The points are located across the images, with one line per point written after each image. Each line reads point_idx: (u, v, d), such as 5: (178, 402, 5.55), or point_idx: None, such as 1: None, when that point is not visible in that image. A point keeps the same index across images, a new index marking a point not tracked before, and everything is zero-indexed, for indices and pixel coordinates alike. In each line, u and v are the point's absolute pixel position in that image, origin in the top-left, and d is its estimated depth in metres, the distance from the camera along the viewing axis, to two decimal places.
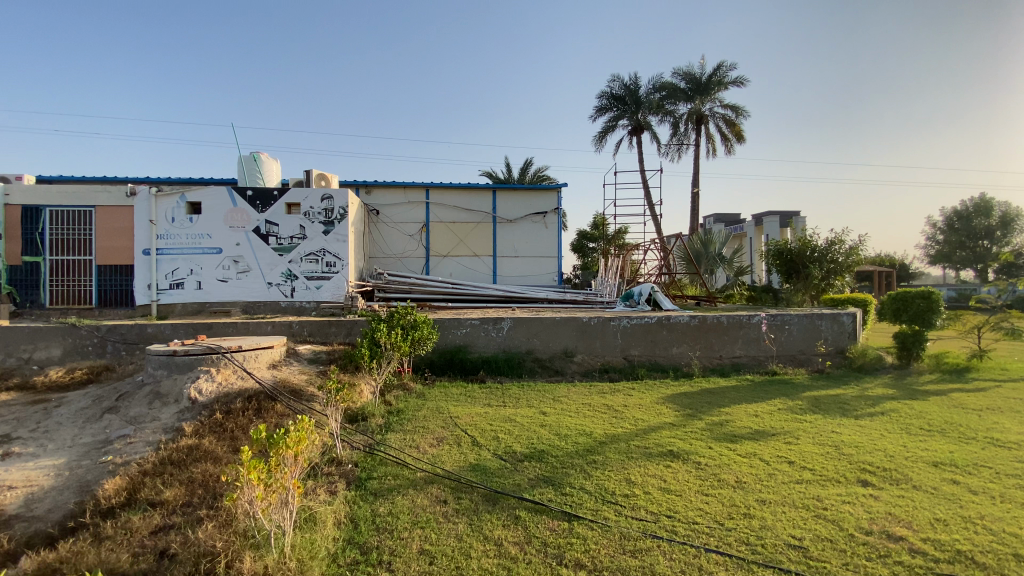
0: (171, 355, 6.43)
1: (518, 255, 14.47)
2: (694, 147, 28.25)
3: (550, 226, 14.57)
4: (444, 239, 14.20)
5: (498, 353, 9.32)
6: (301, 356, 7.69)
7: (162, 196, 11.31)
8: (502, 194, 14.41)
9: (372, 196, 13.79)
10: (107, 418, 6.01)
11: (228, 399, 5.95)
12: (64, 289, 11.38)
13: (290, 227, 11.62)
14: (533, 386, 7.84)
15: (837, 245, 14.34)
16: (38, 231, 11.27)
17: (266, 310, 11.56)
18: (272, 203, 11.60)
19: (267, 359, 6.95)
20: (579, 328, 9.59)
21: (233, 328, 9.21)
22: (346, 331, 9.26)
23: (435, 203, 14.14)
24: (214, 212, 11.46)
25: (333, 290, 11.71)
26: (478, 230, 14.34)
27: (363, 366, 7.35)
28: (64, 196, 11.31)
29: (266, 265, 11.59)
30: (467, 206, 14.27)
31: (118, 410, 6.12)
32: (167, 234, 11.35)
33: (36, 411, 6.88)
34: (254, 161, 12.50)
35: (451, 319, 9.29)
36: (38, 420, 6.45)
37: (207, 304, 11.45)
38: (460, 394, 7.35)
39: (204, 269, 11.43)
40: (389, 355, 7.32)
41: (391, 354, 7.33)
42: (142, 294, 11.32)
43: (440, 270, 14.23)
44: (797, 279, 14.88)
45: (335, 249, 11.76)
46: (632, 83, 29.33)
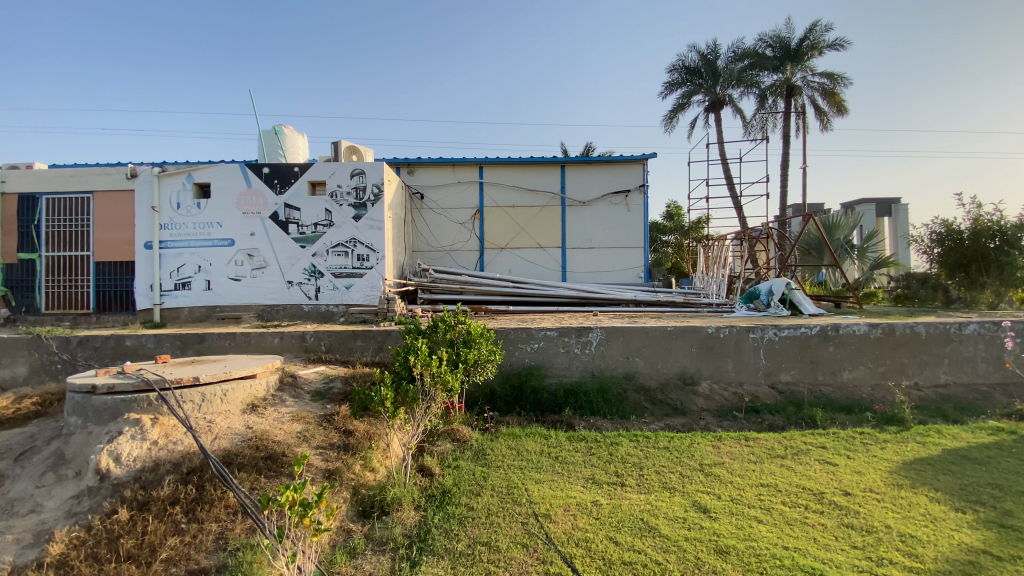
0: (88, 394, 3.95)
1: (593, 245, 11.52)
2: (786, 123, 23.93)
3: (632, 208, 11.52)
4: (502, 227, 11.48)
5: (585, 378, 6.48)
6: (305, 386, 5.16)
7: (166, 176, 9.25)
8: (572, 169, 11.52)
9: (415, 176, 11.34)
10: None
11: (153, 477, 3.42)
12: (62, 291, 9.54)
13: (315, 212, 9.30)
14: (657, 440, 4.92)
15: None
16: (34, 223, 9.50)
17: (286, 316, 9.27)
18: (292, 182, 9.31)
19: (242, 398, 4.43)
20: (702, 342, 6.57)
21: (230, 340, 6.88)
22: (375, 346, 6.69)
23: (490, 182, 11.45)
24: (225, 195, 9.30)
25: (366, 291, 9.26)
26: (543, 215, 11.52)
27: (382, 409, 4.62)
28: (60, 181, 9.52)
29: (286, 260, 9.30)
30: (528, 185, 11.49)
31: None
32: (172, 223, 9.29)
33: None
34: (275, 134, 10.23)
35: (519, 329, 6.54)
36: None
37: (217, 309, 9.31)
38: (541, 455, 4.54)
39: (214, 266, 9.30)
40: (431, 396, 4.53)
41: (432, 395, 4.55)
42: (144, 296, 9.30)
43: (498, 266, 11.53)
44: (984, 269, 10.91)
45: (368, 238, 9.28)
46: (709, 52, 25.35)
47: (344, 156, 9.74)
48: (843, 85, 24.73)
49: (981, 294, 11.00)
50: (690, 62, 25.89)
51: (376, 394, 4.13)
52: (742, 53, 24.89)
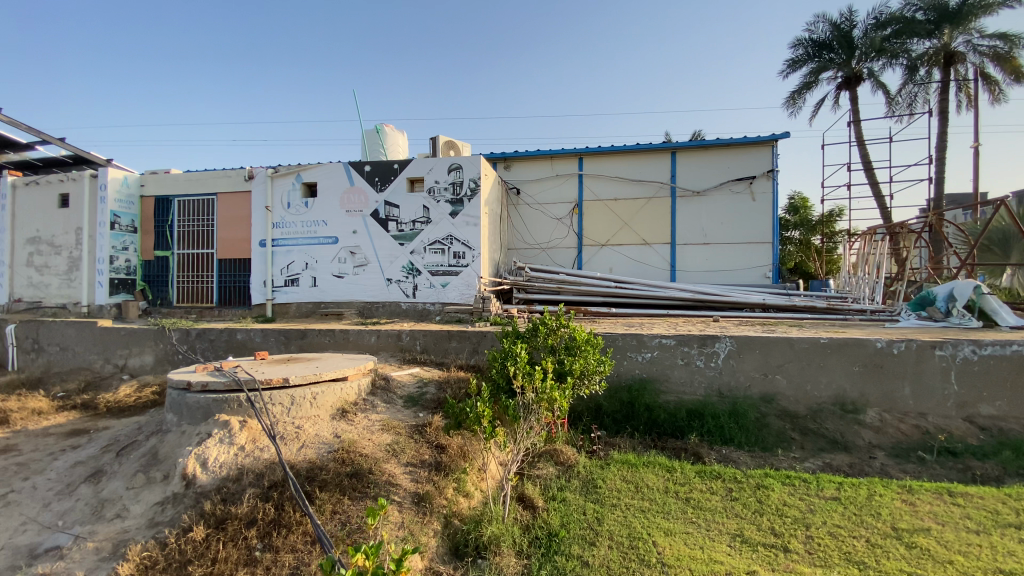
0: (184, 390, 3.80)
1: (709, 241, 10.22)
2: (945, 98, 20.00)
3: (757, 198, 10.03)
4: (604, 222, 10.58)
5: (712, 397, 5.44)
6: (397, 390, 4.76)
7: (279, 177, 9.66)
8: (685, 156, 10.31)
9: (512, 170, 10.83)
10: (68, 491, 3.44)
11: (235, 489, 3.08)
12: (191, 285, 10.36)
13: (414, 209, 9.13)
14: (820, 487, 3.84)
15: None
16: (170, 223, 10.42)
17: (384, 313, 9.20)
18: (392, 179, 9.23)
19: (332, 402, 4.09)
20: (868, 359, 5.24)
21: (330, 337, 6.80)
22: (470, 348, 6.18)
23: (592, 174, 10.61)
24: (330, 193, 9.48)
25: (461, 289, 8.88)
26: (651, 208, 10.43)
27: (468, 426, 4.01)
28: (190, 184, 10.34)
29: (385, 258, 9.25)
30: (634, 176, 10.47)
31: (90, 477, 3.54)
32: (284, 222, 9.67)
33: (63, 446, 4.42)
34: (376, 133, 10.28)
35: (630, 336, 5.67)
36: (20, 475, 3.83)
37: (322, 305, 9.48)
38: (667, 495, 3.71)
39: (319, 263, 9.51)
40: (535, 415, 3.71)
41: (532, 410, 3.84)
42: (259, 291, 9.78)
43: (599, 265, 10.62)
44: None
45: (465, 235, 8.90)
46: (842, 21, 21.27)
47: (441, 151, 9.48)
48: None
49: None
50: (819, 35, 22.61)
51: (469, 408, 3.47)
52: (885, 18, 19.98)
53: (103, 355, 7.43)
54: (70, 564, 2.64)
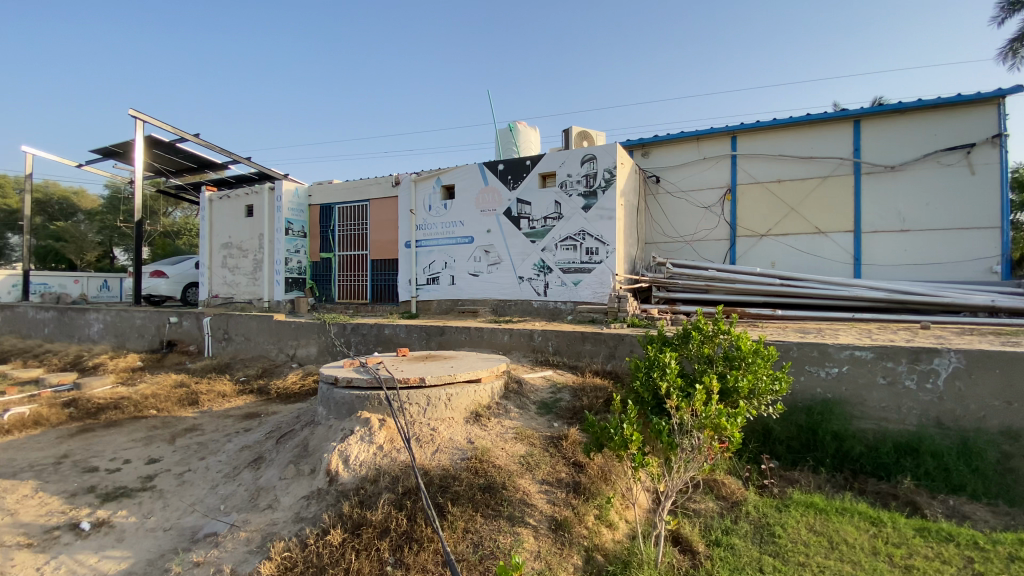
0: (332, 385, 3.94)
1: (904, 227, 8.28)
2: None
3: (979, 171, 7.87)
4: (762, 210, 9.21)
5: (925, 428, 4.23)
6: (531, 395, 4.47)
7: (420, 181, 10.14)
8: (873, 124, 8.47)
9: (651, 158, 10.02)
10: (236, 473, 3.76)
11: (372, 491, 3.03)
12: (348, 284, 11.45)
13: (546, 205, 8.86)
14: None
15: None
16: (332, 228, 11.64)
17: (517, 311, 9.09)
18: (524, 175, 9.07)
19: (466, 404, 3.92)
20: None
21: (466, 334, 6.82)
22: (606, 352, 5.66)
23: (747, 156, 9.29)
24: (466, 194, 9.67)
25: (595, 288, 8.37)
26: (823, 191, 8.80)
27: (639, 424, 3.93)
28: (347, 192, 11.41)
29: (518, 255, 9.14)
30: (802, 153, 8.92)
31: (254, 463, 3.82)
32: (425, 223, 10.14)
33: (240, 429, 4.95)
34: (509, 130, 10.21)
35: (806, 345, 4.65)
36: (207, 453, 4.34)
37: (458, 302, 9.75)
38: (876, 559, 2.83)
39: (456, 262, 9.78)
40: (695, 446, 2.79)
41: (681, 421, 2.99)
42: (404, 289, 10.40)
43: (756, 259, 9.27)
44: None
45: (599, 229, 8.34)
46: None
47: (575, 142, 9.03)
48: None
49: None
50: None
51: (613, 428, 2.79)
52: None
53: (277, 346, 8.46)
54: (223, 553, 2.80)
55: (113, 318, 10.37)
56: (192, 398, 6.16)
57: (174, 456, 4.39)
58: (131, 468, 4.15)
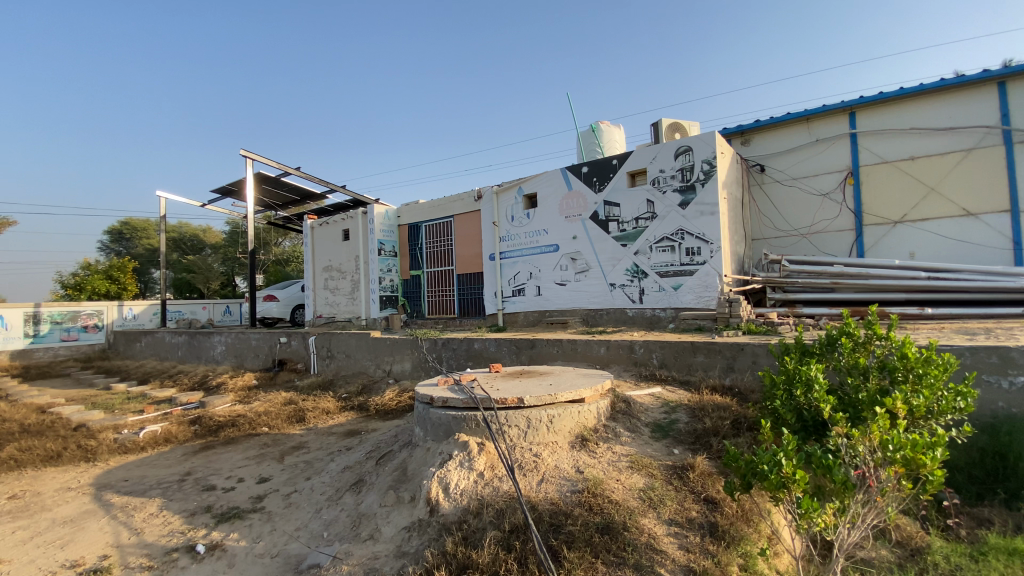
0: (429, 405, 3.75)
1: None
2: None
3: None
4: (893, 194, 7.93)
5: None
6: (641, 415, 3.99)
7: (503, 192, 10.04)
8: None
9: (752, 146, 9.09)
10: (338, 497, 3.68)
11: (476, 526, 2.76)
12: (437, 299, 11.59)
13: (636, 205, 8.30)
14: None
15: None
16: (420, 246, 11.90)
17: (610, 321, 8.55)
18: (611, 176, 8.60)
19: (571, 427, 3.53)
20: None
21: (559, 348, 6.45)
22: (723, 365, 5.02)
23: (870, 132, 8.08)
24: (550, 201, 9.38)
25: (697, 292, 7.62)
26: (975, 164, 7.37)
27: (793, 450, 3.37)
28: (432, 209, 11.62)
29: (608, 261, 8.63)
30: (943, 122, 7.56)
31: (355, 487, 3.70)
32: (509, 234, 9.98)
33: (341, 448, 4.96)
34: (592, 132, 9.79)
35: (990, 351, 3.72)
36: (312, 472, 4.36)
37: (547, 313, 9.41)
38: None
39: (542, 271, 9.48)
40: (877, 483, 2.19)
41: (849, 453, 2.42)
42: (491, 302, 10.30)
43: (891, 249, 7.95)
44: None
45: (699, 227, 7.62)
46: None
47: (666, 135, 8.39)
48: None
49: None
50: None
51: (766, 464, 2.23)
52: None
53: (373, 363, 8.66)
54: None
55: (233, 339, 11.33)
56: (300, 415, 6.37)
57: (283, 474, 4.46)
58: (246, 487, 4.27)
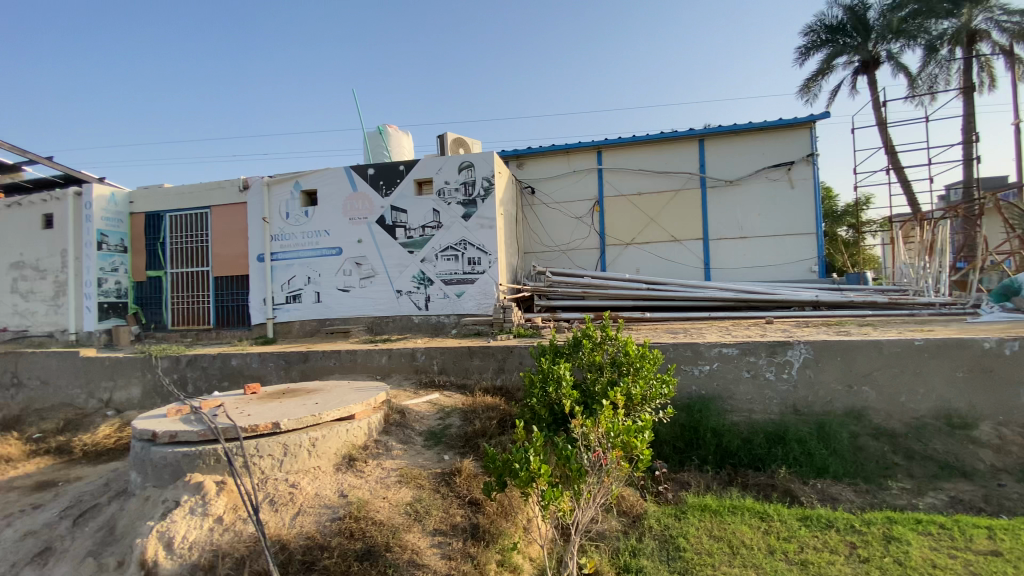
0: (152, 441, 2.98)
1: (744, 235, 9.34)
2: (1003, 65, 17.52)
3: (797, 185, 9.16)
4: (628, 220, 9.76)
5: (786, 414, 4.58)
6: (416, 426, 3.92)
7: (276, 185, 8.96)
8: (716, 143, 9.45)
9: (526, 169, 10.10)
10: None
11: None
12: (187, 307, 9.65)
13: (422, 212, 8.30)
14: (980, 550, 2.82)
15: None
16: (163, 241, 9.75)
17: (395, 329, 8.32)
18: (397, 181, 8.43)
19: (338, 448, 3.30)
20: (974, 362, 4.34)
21: (335, 359, 5.98)
22: (495, 367, 5.35)
23: (613, 168, 9.80)
24: (332, 201, 8.74)
25: (479, 299, 8.01)
26: (679, 202, 9.60)
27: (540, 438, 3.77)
28: (182, 198, 9.66)
29: (394, 267, 8.37)
30: (659, 167, 9.65)
31: (38, 560, 2.81)
32: (283, 233, 8.95)
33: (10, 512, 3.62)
34: (379, 134, 9.51)
35: (683, 346, 4.81)
36: None
37: (327, 322, 8.71)
38: (769, 556, 2.87)
39: (322, 276, 8.75)
40: (603, 467, 2.57)
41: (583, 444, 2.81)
42: (259, 310, 9.06)
43: (626, 265, 9.78)
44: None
45: (480, 239, 8.04)
46: (857, 3, 18.20)
47: (451, 148, 8.68)
48: None
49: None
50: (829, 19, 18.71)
51: (517, 461, 2.41)
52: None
53: (84, 390, 6.69)
54: None
55: None
56: None
57: None
58: None
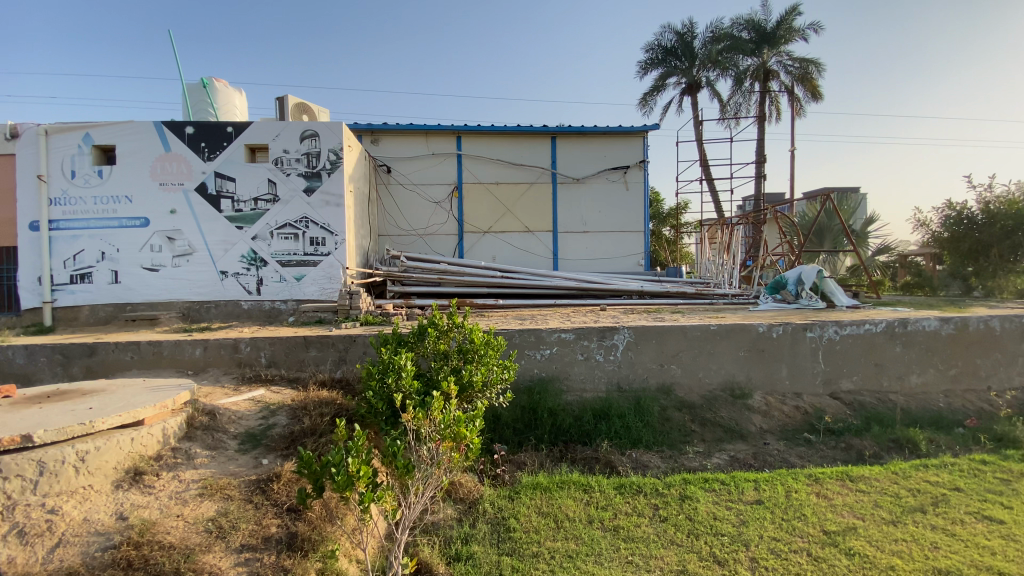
0: None
1: (588, 229, 10.11)
2: (785, 102, 21.67)
3: (632, 187, 10.17)
4: (484, 208, 9.87)
5: (612, 393, 5.05)
6: (229, 429, 3.42)
7: (54, 134, 7.11)
8: (566, 141, 10.02)
9: (381, 146, 9.55)
10: None
11: None
12: None
13: (255, 183, 7.31)
14: (747, 500, 3.43)
15: None
16: None
17: (219, 315, 7.28)
18: (224, 145, 7.31)
19: (119, 461, 2.75)
20: (752, 344, 5.28)
21: (133, 353, 5.00)
22: (335, 358, 4.97)
23: (470, 155, 9.80)
24: (135, 160, 7.21)
25: (321, 283, 7.40)
26: (531, 194, 9.98)
27: (377, 431, 3.58)
28: None
29: (218, 244, 7.29)
30: (515, 158, 9.91)
31: None
32: (64, 196, 7.15)
33: None
34: (202, 87, 8.08)
35: (526, 332, 5.00)
36: None
37: (127, 307, 7.26)
38: (588, 525, 3.13)
39: (121, 252, 7.23)
40: (432, 461, 2.52)
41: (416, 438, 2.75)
42: (27, 291, 7.17)
43: (481, 253, 9.90)
44: (1006, 253, 9.94)
45: (324, 217, 7.39)
46: (686, 31, 20.83)
47: (292, 114, 7.78)
48: (819, 71, 20.62)
49: (1008, 283, 10.05)
50: (664, 41, 21.13)
51: (336, 463, 2.20)
52: (719, 34, 20.34)
53: None
54: None
55: None
56: None
57: None
58: None
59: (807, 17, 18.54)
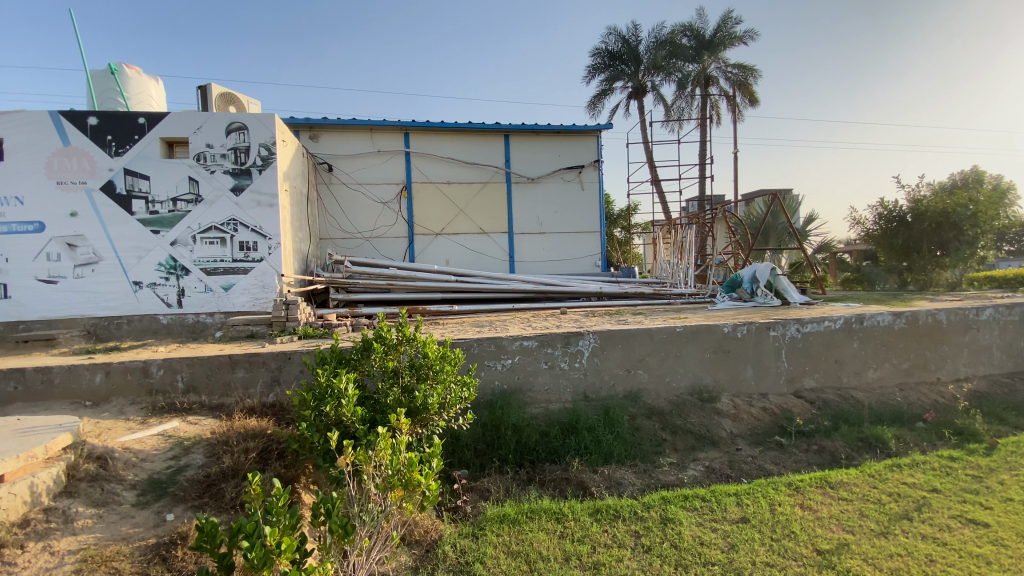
0: None
1: (543, 229, 9.80)
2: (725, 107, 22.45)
3: (587, 186, 9.98)
4: (435, 209, 9.36)
5: (579, 402, 4.72)
6: (125, 476, 2.78)
7: None
8: (518, 139, 9.69)
9: (321, 143, 8.86)
10: None
11: None
12: None
13: (173, 182, 6.46)
14: (733, 518, 3.17)
15: (995, 203, 10.15)
16: None
17: (132, 332, 6.35)
18: (136, 138, 6.37)
19: None
20: (717, 345, 5.10)
21: (18, 383, 4.10)
22: (266, 379, 4.35)
23: (419, 153, 9.27)
24: (26, 154, 6.08)
25: (253, 293, 6.65)
26: (484, 194, 9.57)
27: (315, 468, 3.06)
28: None
29: (130, 251, 6.36)
30: (466, 157, 9.47)
31: None
32: None
33: None
34: (109, 73, 7.11)
35: (485, 341, 4.57)
36: None
37: (20, 327, 6.11)
38: (564, 564, 2.74)
39: (11, 262, 6.11)
40: (379, 512, 2.07)
41: (356, 484, 2.30)
42: None
43: (432, 256, 9.37)
44: (934, 248, 10.54)
45: (255, 219, 6.65)
46: (630, 35, 21.10)
47: (216, 103, 6.96)
48: (755, 77, 21.43)
49: (937, 276, 10.63)
50: (610, 45, 21.33)
51: (249, 533, 1.71)
52: (662, 40, 20.75)
53: None
54: None
55: None
56: None
57: None
58: None
59: (743, 25, 19.27)
